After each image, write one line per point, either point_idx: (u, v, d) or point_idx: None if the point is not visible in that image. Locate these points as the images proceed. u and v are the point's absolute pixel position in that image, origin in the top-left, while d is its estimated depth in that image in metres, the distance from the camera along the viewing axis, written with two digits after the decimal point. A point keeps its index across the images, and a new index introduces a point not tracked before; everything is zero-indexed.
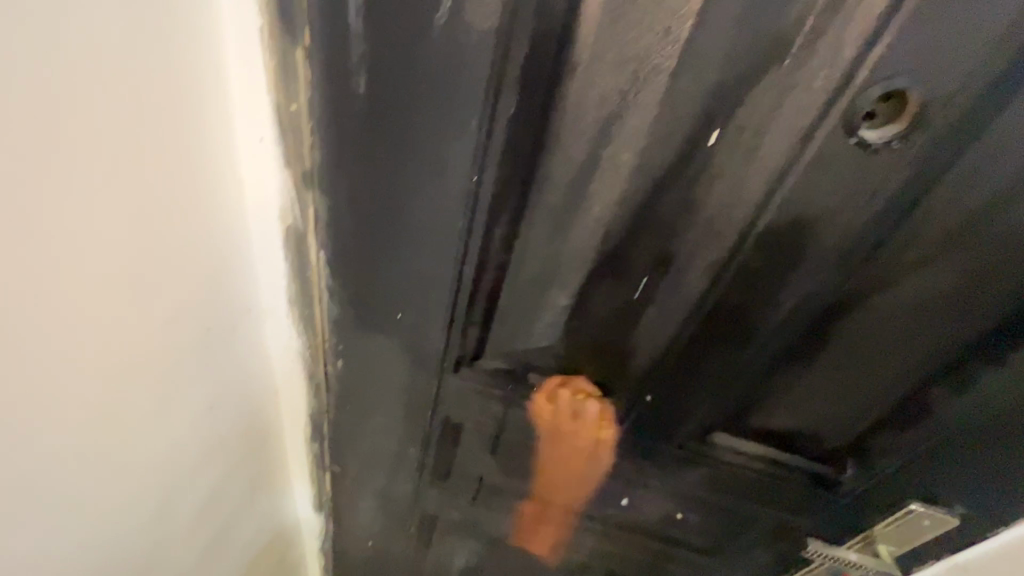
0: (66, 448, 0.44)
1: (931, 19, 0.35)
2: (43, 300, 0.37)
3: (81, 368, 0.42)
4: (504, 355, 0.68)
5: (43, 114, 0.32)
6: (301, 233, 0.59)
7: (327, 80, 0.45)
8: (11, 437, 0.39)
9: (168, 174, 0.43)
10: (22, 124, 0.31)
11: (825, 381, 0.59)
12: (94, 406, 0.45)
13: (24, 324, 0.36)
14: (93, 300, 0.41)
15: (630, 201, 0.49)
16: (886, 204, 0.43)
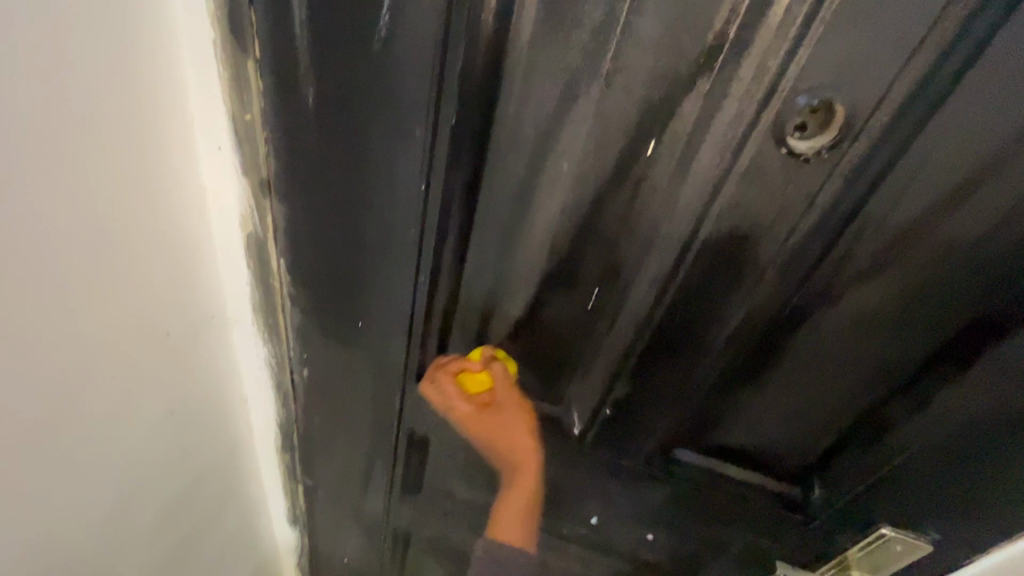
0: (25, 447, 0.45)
1: (847, 33, 0.35)
2: (5, 298, 0.38)
3: (26, 373, 0.42)
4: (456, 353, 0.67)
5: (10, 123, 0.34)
6: (261, 240, 0.60)
7: (281, 91, 0.47)
8: None
9: (121, 180, 0.44)
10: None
11: (784, 396, 0.59)
12: (53, 406, 0.46)
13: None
14: (51, 300, 0.42)
15: (576, 211, 0.50)
16: (822, 214, 0.44)
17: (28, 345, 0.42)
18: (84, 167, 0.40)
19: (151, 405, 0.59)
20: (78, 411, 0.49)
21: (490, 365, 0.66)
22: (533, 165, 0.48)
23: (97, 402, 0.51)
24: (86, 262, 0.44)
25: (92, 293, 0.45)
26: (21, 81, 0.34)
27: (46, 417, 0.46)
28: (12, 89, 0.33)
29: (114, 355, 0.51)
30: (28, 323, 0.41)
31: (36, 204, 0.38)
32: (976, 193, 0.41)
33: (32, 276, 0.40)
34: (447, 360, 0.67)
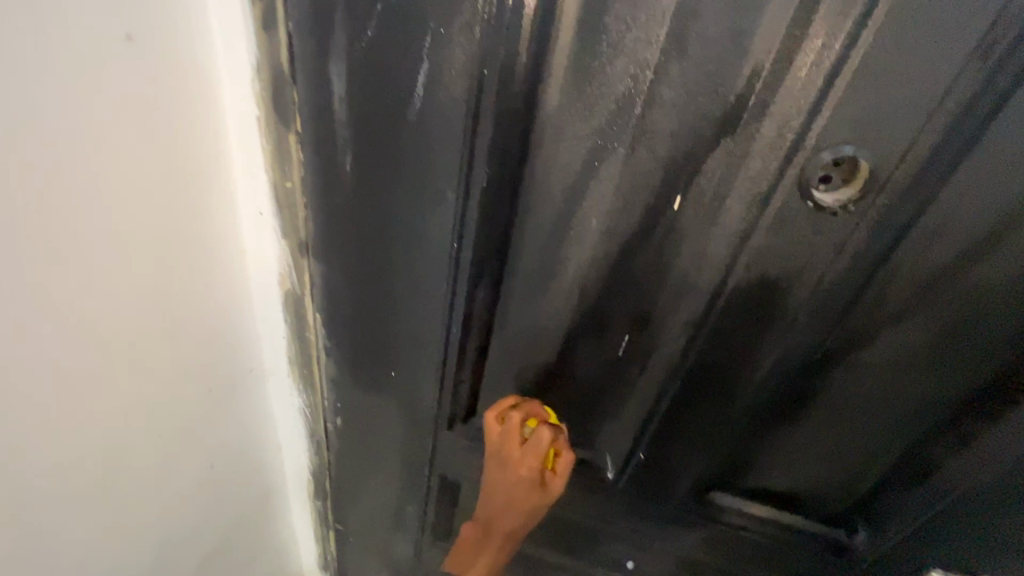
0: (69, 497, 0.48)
1: (867, 92, 0.37)
2: (55, 360, 0.41)
3: (63, 426, 0.44)
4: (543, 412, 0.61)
5: (68, 203, 0.38)
6: (298, 294, 0.62)
7: (319, 159, 0.50)
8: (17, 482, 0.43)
9: (169, 247, 0.47)
10: (48, 212, 0.37)
11: (820, 434, 0.58)
12: (97, 459, 0.49)
13: (38, 380, 0.41)
14: (99, 359, 0.45)
15: (604, 263, 0.51)
16: (851, 261, 0.44)
17: (65, 399, 0.43)
18: (129, 233, 0.43)
19: (187, 456, 0.60)
20: (112, 462, 0.50)
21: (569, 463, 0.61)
22: (562, 219, 0.49)
23: (129, 455, 0.52)
24: (124, 321, 0.46)
25: (129, 350, 0.47)
26: (71, 161, 0.37)
27: (82, 466, 0.48)
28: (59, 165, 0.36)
29: (151, 408, 0.52)
30: (66, 380, 0.43)
31: (81, 269, 0.40)
32: (1006, 237, 0.41)
33: (73, 336, 0.42)
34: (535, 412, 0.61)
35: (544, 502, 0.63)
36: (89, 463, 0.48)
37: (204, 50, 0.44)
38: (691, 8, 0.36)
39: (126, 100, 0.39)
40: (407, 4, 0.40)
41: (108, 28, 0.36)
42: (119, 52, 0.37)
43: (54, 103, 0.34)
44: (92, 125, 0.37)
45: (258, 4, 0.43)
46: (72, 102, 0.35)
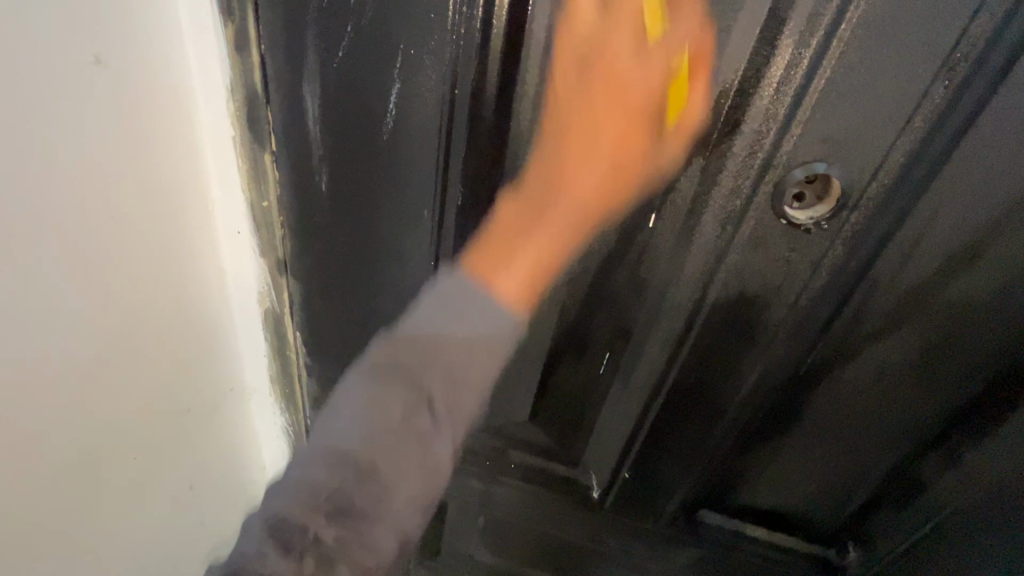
0: (48, 529, 0.46)
1: (836, 110, 0.37)
2: (30, 387, 0.41)
3: (33, 457, 0.43)
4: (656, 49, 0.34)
5: (41, 229, 0.37)
6: (278, 313, 0.61)
7: (295, 179, 0.50)
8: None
9: (145, 268, 0.47)
10: (21, 239, 0.36)
11: (807, 452, 0.57)
12: (76, 485, 0.48)
13: (14, 409, 0.40)
14: (75, 384, 0.44)
15: (582, 280, 0.50)
16: (829, 278, 0.44)
17: (36, 429, 0.42)
18: (105, 254, 0.42)
19: (165, 482, 0.59)
20: (86, 491, 0.49)
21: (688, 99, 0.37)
22: None
23: (104, 483, 0.51)
24: (96, 346, 0.45)
25: (101, 375, 0.46)
26: (43, 185, 0.36)
27: (56, 498, 0.46)
28: (31, 191, 0.36)
29: (125, 433, 0.51)
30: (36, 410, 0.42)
31: (56, 294, 0.40)
32: (983, 253, 0.41)
33: (42, 364, 0.41)
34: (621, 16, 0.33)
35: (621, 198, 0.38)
36: (67, 491, 0.47)
37: (174, 72, 0.43)
38: None
39: (94, 123, 0.38)
40: (377, 27, 0.40)
41: (74, 52, 0.35)
42: (86, 76, 0.37)
43: (19, 129, 0.34)
44: (60, 150, 0.37)
45: (230, 29, 0.43)
46: (38, 127, 0.35)
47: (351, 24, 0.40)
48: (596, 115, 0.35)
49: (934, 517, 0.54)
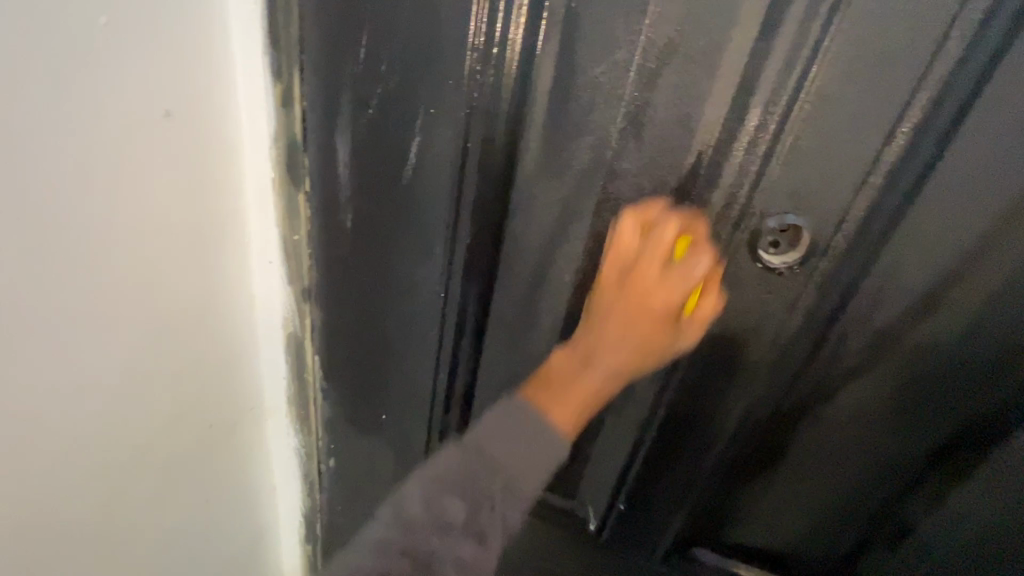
0: (67, 518, 0.51)
1: (802, 166, 0.41)
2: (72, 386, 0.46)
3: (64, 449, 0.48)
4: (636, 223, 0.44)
5: (103, 250, 0.44)
6: (300, 338, 0.66)
7: (323, 216, 0.56)
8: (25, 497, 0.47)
9: (185, 290, 0.53)
10: (84, 257, 0.43)
11: (795, 490, 0.58)
12: (100, 480, 0.53)
13: (54, 403, 0.46)
14: (113, 387, 0.50)
15: (578, 316, 0.54)
16: (805, 318, 0.47)
17: (69, 425, 0.48)
18: (153, 275, 0.49)
19: (179, 492, 0.63)
20: (109, 488, 0.54)
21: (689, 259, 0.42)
22: (538, 276, 0.53)
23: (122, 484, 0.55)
24: (132, 355, 0.50)
25: (136, 381, 0.52)
26: (110, 213, 0.43)
27: (81, 491, 0.51)
28: (98, 217, 0.42)
29: (151, 439, 0.56)
30: (73, 407, 0.47)
31: (107, 307, 0.46)
32: (945, 298, 0.44)
33: (88, 366, 0.47)
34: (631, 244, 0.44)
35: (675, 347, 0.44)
36: (91, 485, 0.52)
37: (229, 124, 0.51)
38: (644, 96, 0.42)
39: (157, 166, 0.45)
40: (403, 88, 0.46)
41: (148, 107, 0.43)
42: (157, 126, 0.44)
43: (94, 166, 0.41)
44: (125, 186, 0.43)
45: (279, 87, 0.50)
46: (113, 166, 0.42)
47: (382, 83, 0.47)
48: (629, 318, 0.43)
49: (929, 550, 0.56)
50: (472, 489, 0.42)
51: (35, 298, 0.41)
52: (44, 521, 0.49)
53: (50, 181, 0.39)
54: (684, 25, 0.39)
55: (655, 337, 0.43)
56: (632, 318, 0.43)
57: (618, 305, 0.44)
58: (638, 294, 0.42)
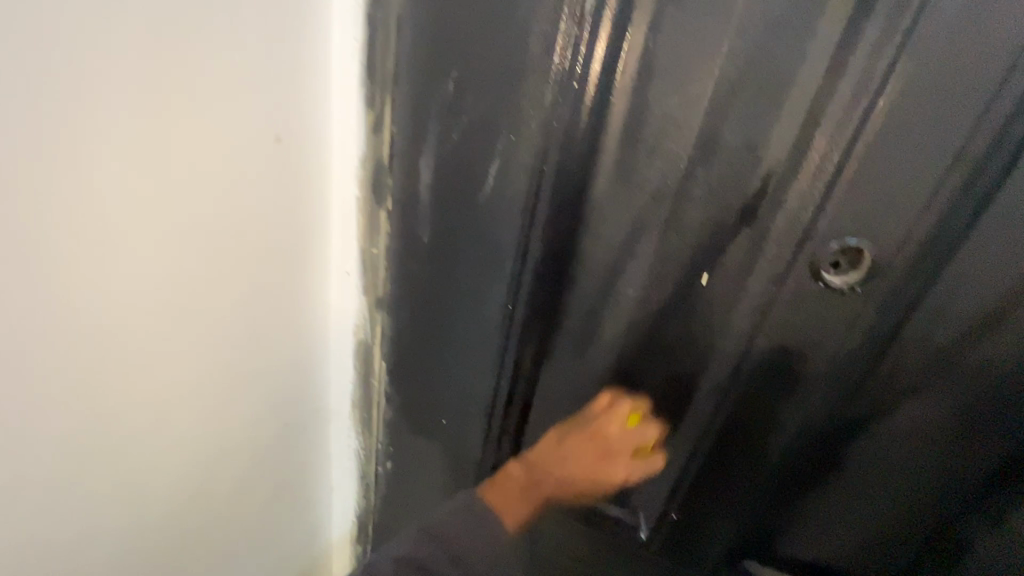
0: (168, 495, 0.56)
1: (863, 192, 0.44)
2: (183, 377, 0.52)
3: (165, 442, 0.53)
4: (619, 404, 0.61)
5: (217, 256, 0.50)
6: (368, 344, 0.71)
7: (401, 231, 0.60)
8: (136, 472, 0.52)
9: (274, 293, 0.59)
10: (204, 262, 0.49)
11: (847, 506, 0.60)
12: (196, 465, 0.58)
13: (168, 391, 0.51)
14: (213, 379, 0.56)
15: (639, 330, 0.57)
16: (864, 336, 0.49)
17: (173, 420, 0.53)
18: (251, 280, 0.55)
19: (255, 481, 0.68)
20: (201, 473, 0.59)
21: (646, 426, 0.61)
22: (602, 291, 0.56)
23: (210, 476, 0.61)
24: (226, 355, 0.56)
25: (231, 375, 0.58)
26: (226, 225, 0.49)
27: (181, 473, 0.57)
28: (216, 227, 0.49)
29: (237, 431, 0.62)
30: (179, 395, 0.53)
31: (215, 307, 0.52)
32: (1003, 320, 0.46)
33: (198, 358, 0.53)
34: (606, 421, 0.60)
35: (620, 443, 0.60)
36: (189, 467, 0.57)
37: (325, 148, 0.57)
38: (713, 126, 0.46)
39: (262, 184, 0.51)
40: (486, 117, 0.51)
41: (261, 133, 0.49)
42: (266, 148, 0.50)
43: (216, 187, 0.47)
44: (236, 203, 0.50)
45: (371, 115, 0.56)
46: (232, 184, 0.48)
47: (467, 112, 0.51)
48: (585, 442, 0.59)
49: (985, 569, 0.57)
50: (456, 549, 0.51)
51: (160, 303, 0.47)
52: (144, 508, 0.54)
53: (183, 201, 0.45)
54: (755, 63, 0.43)
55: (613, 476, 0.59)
56: (591, 451, 0.58)
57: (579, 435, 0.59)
58: (603, 453, 0.59)
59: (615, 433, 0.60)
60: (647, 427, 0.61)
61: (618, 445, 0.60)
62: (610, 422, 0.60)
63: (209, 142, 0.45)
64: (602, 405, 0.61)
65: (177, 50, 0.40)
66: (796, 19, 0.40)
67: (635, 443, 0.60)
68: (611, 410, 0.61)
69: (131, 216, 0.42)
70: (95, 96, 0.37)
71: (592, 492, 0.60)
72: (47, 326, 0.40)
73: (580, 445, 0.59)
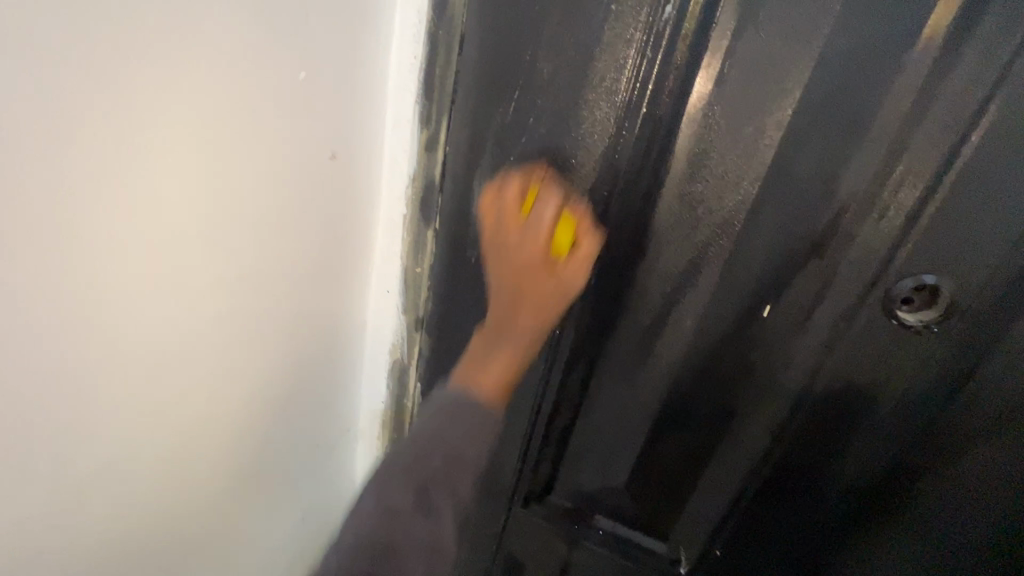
0: (206, 521, 0.54)
1: (945, 229, 0.43)
2: (229, 396, 0.50)
3: (208, 464, 0.51)
4: (506, 194, 0.47)
5: (269, 272, 0.49)
6: (404, 364, 0.68)
7: (448, 252, 0.58)
8: (179, 500, 0.49)
9: (317, 310, 0.57)
10: (257, 278, 0.48)
11: (907, 558, 0.57)
12: (233, 489, 0.56)
13: (215, 411, 0.49)
14: (256, 398, 0.54)
15: (696, 359, 0.56)
16: (935, 375, 0.48)
17: (217, 441, 0.51)
18: (297, 297, 0.54)
19: (285, 504, 0.65)
20: (237, 495, 0.57)
21: (547, 197, 0.46)
22: (658, 318, 0.55)
23: (244, 496, 0.58)
24: (267, 374, 0.54)
25: (271, 395, 0.56)
26: (280, 241, 0.48)
27: (219, 497, 0.54)
28: (272, 243, 0.48)
29: (272, 450, 0.60)
30: (224, 416, 0.51)
31: (263, 324, 0.51)
32: None
33: (244, 377, 0.51)
34: (503, 202, 0.47)
35: (533, 246, 0.45)
36: (226, 492, 0.55)
37: (376, 165, 0.56)
38: (787, 158, 0.45)
39: (311, 199, 0.50)
40: (545, 139, 0.49)
41: (320, 149, 0.49)
42: (323, 165, 0.49)
43: (265, 202, 0.45)
44: (291, 214, 0.48)
45: (425, 134, 0.54)
46: (289, 200, 0.47)
47: (527, 134, 0.50)
48: (506, 292, 0.47)
49: None
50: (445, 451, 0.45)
51: (210, 316, 0.44)
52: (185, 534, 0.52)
53: (243, 214, 0.43)
54: (837, 96, 0.42)
55: (541, 286, 0.46)
56: (518, 271, 0.46)
57: (496, 255, 0.47)
58: (504, 250, 0.47)
59: (513, 220, 0.46)
60: (546, 194, 0.46)
61: (526, 238, 0.45)
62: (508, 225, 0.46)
63: (261, 157, 0.43)
64: (491, 211, 0.48)
65: (255, 65, 0.39)
66: (883, 53, 0.40)
67: (535, 208, 0.46)
68: (508, 196, 0.47)
69: (184, 237, 0.39)
70: (157, 113, 0.34)
71: (546, 307, 0.47)
72: (107, 343, 0.37)
73: (498, 253, 0.47)
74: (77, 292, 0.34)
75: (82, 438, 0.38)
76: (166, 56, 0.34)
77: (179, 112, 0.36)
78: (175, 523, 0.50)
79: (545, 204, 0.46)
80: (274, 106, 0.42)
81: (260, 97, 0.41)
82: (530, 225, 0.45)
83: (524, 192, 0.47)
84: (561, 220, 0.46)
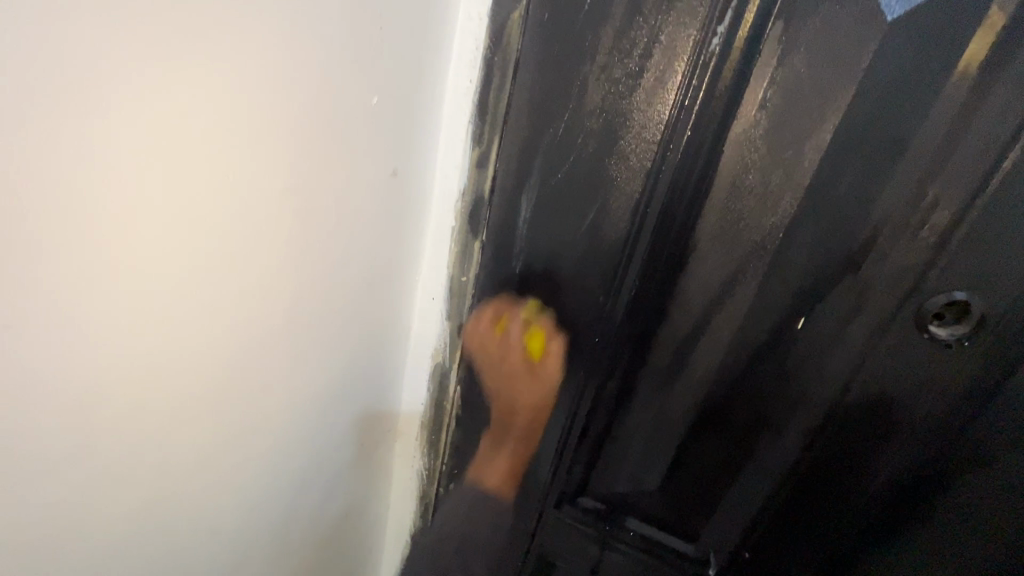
0: (264, 521, 0.55)
1: (976, 249, 0.46)
2: (294, 399, 0.52)
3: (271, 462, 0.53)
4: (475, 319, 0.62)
5: (334, 279, 0.51)
6: (445, 368, 0.69)
7: (493, 259, 0.60)
8: (246, 499, 0.51)
9: (368, 314, 0.60)
10: (324, 285, 0.50)
11: (931, 563, 0.59)
12: (288, 489, 0.57)
13: (281, 412, 0.51)
14: (315, 400, 0.56)
15: (731, 367, 0.58)
16: (966, 387, 0.50)
17: (280, 442, 0.53)
18: (353, 303, 0.56)
19: (330, 502, 0.68)
20: (293, 493, 0.59)
21: (513, 321, 0.60)
22: (696, 327, 0.58)
23: (296, 495, 0.60)
24: (320, 379, 0.55)
25: (327, 396, 0.58)
26: (345, 250, 0.51)
27: (279, 495, 0.56)
28: (339, 252, 0.50)
29: (324, 450, 0.62)
30: (287, 417, 0.52)
31: (324, 329, 0.53)
32: None
33: (307, 380, 0.53)
34: (479, 329, 0.61)
35: (518, 357, 0.60)
36: (284, 491, 0.57)
37: (428, 179, 0.60)
38: (827, 177, 0.48)
39: (372, 210, 0.53)
40: (593, 157, 0.52)
41: (385, 164, 0.52)
42: (385, 180, 0.53)
43: (337, 214, 0.48)
44: (356, 225, 0.51)
45: (477, 150, 0.57)
46: (356, 212, 0.50)
47: (576, 151, 0.52)
48: (501, 382, 0.62)
49: None
50: None
51: (284, 320, 0.46)
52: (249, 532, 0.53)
53: (319, 225, 0.46)
54: (875, 121, 0.45)
55: (540, 397, 0.62)
56: (507, 378, 0.62)
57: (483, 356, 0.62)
58: (487, 354, 0.62)
59: (493, 338, 0.61)
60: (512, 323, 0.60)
61: (519, 372, 0.61)
62: (503, 376, 0.62)
63: (335, 172, 0.45)
64: (473, 327, 0.62)
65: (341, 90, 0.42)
66: (920, 84, 0.43)
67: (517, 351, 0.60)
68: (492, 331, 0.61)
69: (253, 253, 0.40)
70: (236, 134, 0.35)
71: (532, 401, 0.62)
72: (203, 346, 0.39)
73: (489, 367, 0.62)
74: (158, 310, 0.35)
75: (156, 455, 0.39)
76: (275, 77, 0.36)
77: (256, 131, 0.36)
78: (242, 521, 0.51)
79: (518, 326, 0.60)
80: (343, 124, 0.44)
81: (343, 120, 0.44)
82: (517, 368, 0.61)
83: (524, 335, 0.60)
84: (527, 339, 0.60)
